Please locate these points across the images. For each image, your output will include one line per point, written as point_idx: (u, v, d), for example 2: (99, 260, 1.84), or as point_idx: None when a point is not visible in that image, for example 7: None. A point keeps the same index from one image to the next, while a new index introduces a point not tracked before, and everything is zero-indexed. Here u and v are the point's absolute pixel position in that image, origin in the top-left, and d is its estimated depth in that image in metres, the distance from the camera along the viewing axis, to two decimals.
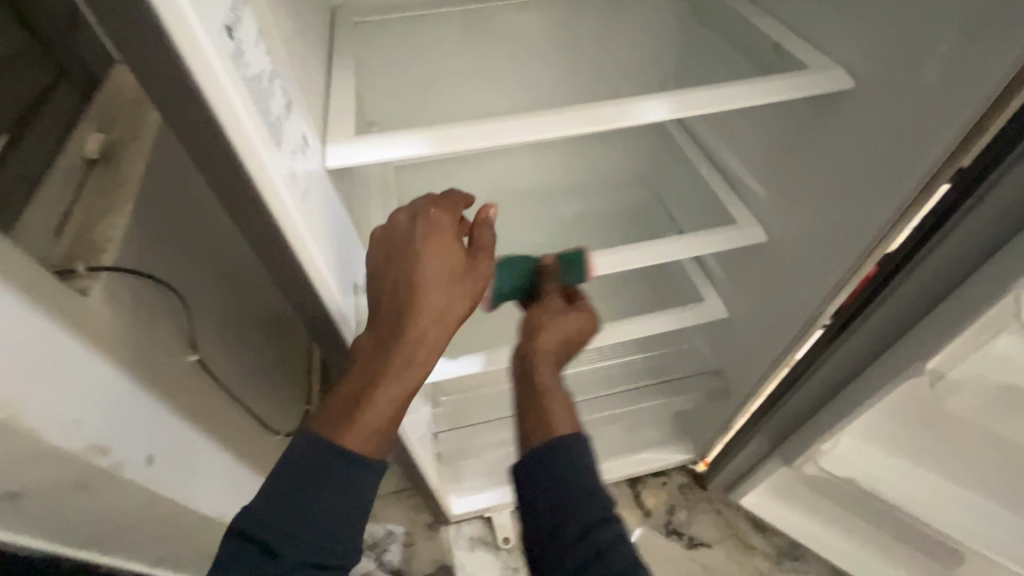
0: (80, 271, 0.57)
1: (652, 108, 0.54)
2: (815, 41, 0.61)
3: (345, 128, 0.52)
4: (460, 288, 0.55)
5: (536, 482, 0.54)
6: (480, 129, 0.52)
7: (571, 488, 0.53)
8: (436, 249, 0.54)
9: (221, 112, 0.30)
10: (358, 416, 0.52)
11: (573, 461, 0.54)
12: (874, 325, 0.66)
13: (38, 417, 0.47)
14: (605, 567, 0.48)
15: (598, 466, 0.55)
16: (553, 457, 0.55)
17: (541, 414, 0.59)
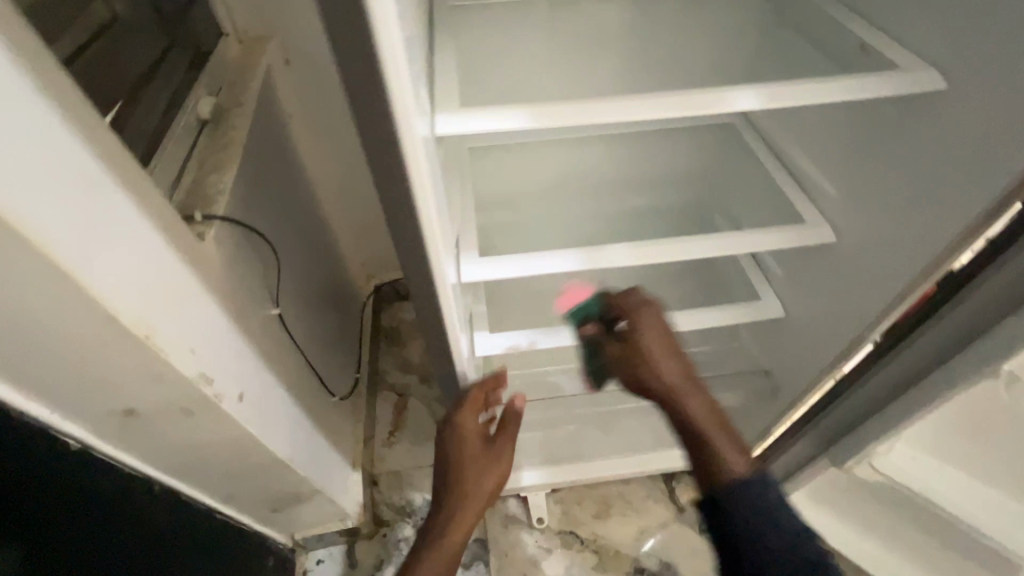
0: (197, 218, 0.63)
1: (744, 99, 0.56)
2: (904, 41, 0.62)
3: (450, 99, 0.56)
4: (485, 471, 0.82)
5: (736, 527, 0.58)
6: (579, 108, 0.55)
7: (765, 534, 0.57)
8: (469, 445, 0.80)
9: (388, 68, 0.34)
10: (422, 562, 0.82)
11: (755, 504, 0.59)
12: (943, 328, 0.67)
13: (167, 341, 0.52)
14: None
15: (784, 503, 0.59)
16: (736, 507, 0.59)
17: (710, 456, 0.64)
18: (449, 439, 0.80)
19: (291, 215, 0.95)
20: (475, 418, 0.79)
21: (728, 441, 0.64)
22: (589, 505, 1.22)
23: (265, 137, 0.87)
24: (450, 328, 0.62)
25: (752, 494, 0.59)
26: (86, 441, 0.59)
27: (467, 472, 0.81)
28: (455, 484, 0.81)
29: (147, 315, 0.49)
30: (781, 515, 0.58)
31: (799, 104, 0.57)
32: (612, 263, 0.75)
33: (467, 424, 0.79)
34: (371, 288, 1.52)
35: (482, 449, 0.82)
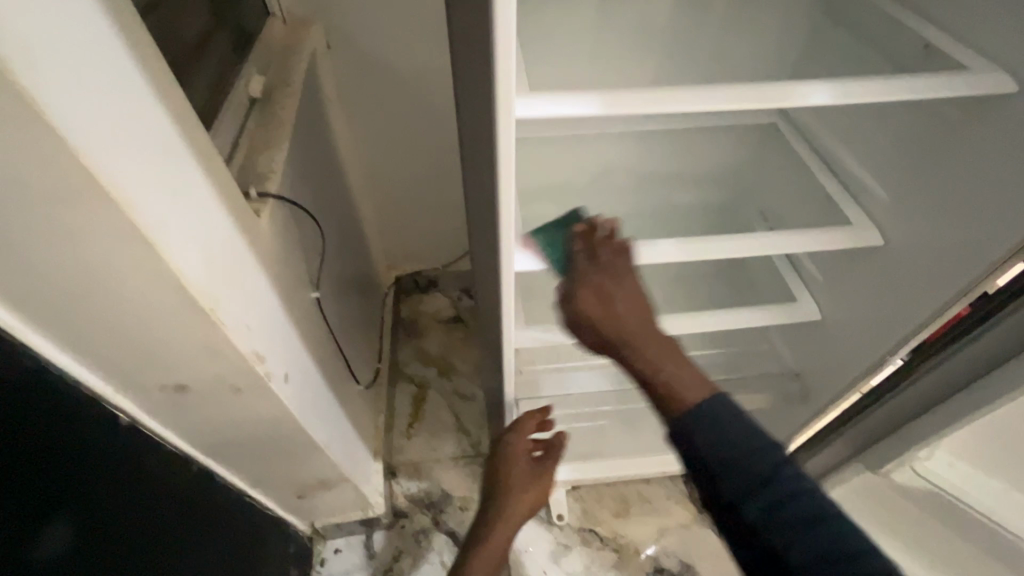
0: (253, 195, 0.62)
1: (815, 93, 0.56)
2: (972, 42, 0.62)
3: (520, 83, 0.55)
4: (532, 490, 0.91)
5: (700, 450, 0.50)
6: (648, 96, 0.54)
7: (731, 456, 0.49)
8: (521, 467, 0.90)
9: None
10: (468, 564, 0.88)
11: (710, 426, 0.50)
12: (1009, 327, 0.66)
13: (228, 315, 0.52)
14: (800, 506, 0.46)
15: (747, 420, 0.50)
16: (699, 430, 0.51)
17: (668, 389, 0.54)
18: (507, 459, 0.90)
19: (329, 199, 0.94)
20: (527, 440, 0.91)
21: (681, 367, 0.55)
22: (609, 503, 1.21)
23: (309, 119, 0.86)
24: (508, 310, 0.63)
25: (714, 424, 0.51)
26: (135, 415, 0.58)
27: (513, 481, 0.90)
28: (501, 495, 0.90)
29: (212, 288, 0.49)
30: (738, 431, 0.50)
31: (867, 101, 0.57)
32: (658, 259, 0.74)
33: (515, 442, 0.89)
34: (392, 279, 1.51)
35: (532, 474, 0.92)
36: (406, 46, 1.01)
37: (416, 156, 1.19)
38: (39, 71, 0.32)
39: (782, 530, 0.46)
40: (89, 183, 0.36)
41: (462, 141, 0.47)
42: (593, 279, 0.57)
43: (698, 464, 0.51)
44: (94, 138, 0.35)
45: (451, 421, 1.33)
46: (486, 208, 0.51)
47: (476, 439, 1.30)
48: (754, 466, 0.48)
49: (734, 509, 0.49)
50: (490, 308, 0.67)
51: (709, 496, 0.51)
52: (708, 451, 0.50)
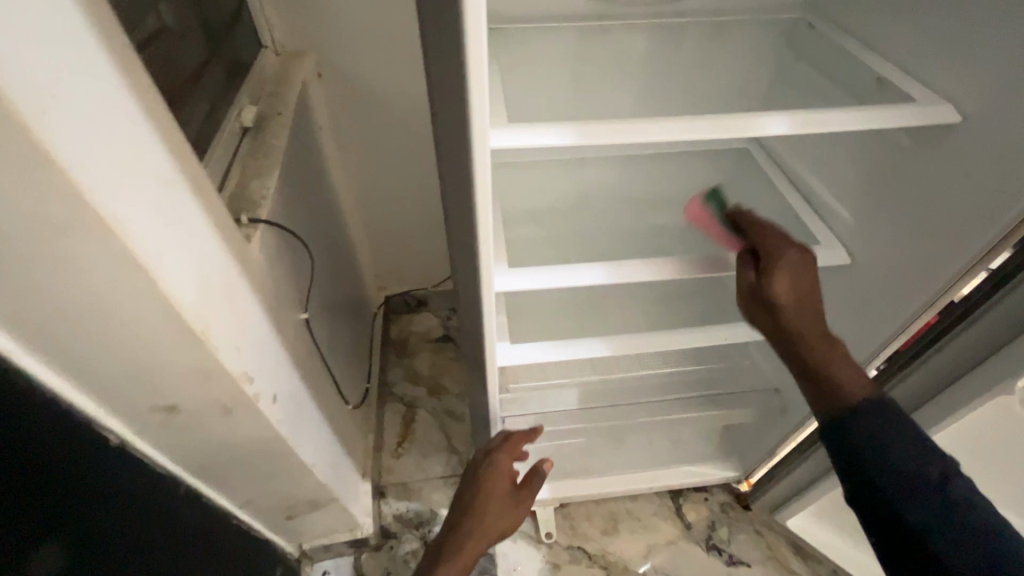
0: (244, 221, 0.65)
1: (774, 123, 0.60)
2: (920, 76, 0.66)
3: (500, 116, 0.59)
4: (508, 510, 0.84)
5: (867, 452, 0.57)
6: (620, 127, 0.58)
7: (897, 458, 0.56)
8: (502, 483, 0.85)
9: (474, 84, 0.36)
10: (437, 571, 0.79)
11: (874, 428, 0.58)
12: (968, 340, 0.69)
13: (218, 335, 0.53)
14: (975, 514, 0.52)
15: (916, 426, 0.57)
16: (867, 433, 0.58)
17: (830, 379, 0.61)
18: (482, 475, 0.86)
19: (320, 222, 0.97)
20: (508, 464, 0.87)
21: (845, 364, 0.62)
22: (597, 521, 1.22)
23: (300, 145, 0.89)
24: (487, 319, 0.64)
25: (880, 434, 0.57)
26: (123, 436, 0.59)
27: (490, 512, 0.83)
28: (473, 521, 0.82)
29: (205, 310, 0.51)
30: (918, 438, 0.56)
31: (824, 131, 0.61)
32: (635, 277, 0.77)
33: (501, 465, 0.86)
34: (382, 299, 1.53)
35: (509, 498, 0.85)
36: (395, 76, 1.05)
37: (405, 180, 1.23)
38: (48, 112, 0.34)
39: (941, 524, 0.53)
40: (89, 214, 0.38)
41: (443, 170, 0.50)
42: (800, 284, 0.61)
43: (860, 470, 0.57)
44: (93, 172, 0.38)
45: (441, 440, 1.34)
46: (470, 233, 0.54)
47: (466, 458, 1.31)
48: (924, 466, 0.55)
49: (900, 515, 0.55)
50: (475, 328, 0.69)
51: (868, 500, 0.57)
52: (874, 459, 0.57)
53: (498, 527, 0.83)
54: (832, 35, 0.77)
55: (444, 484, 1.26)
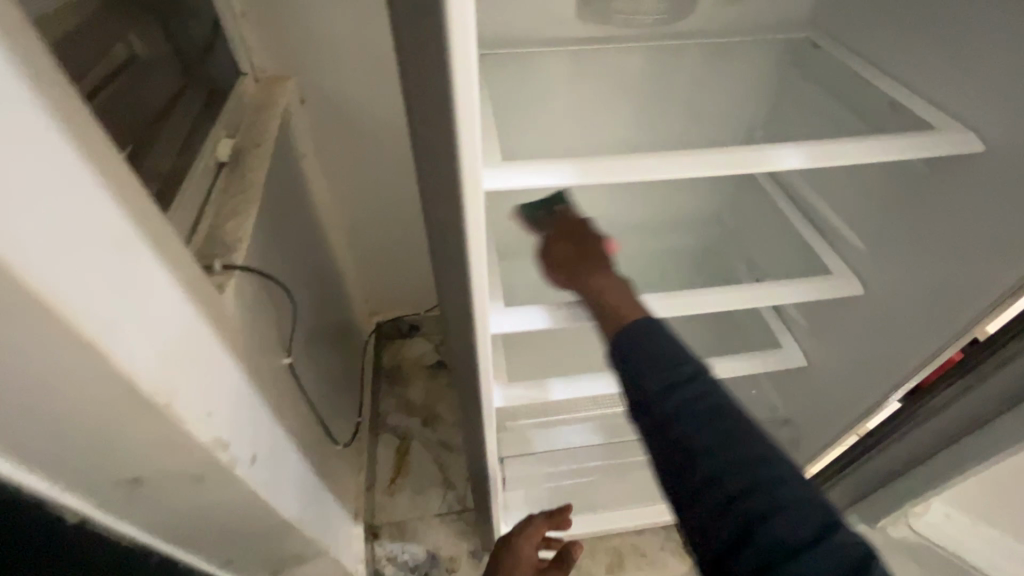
0: (217, 268, 0.59)
1: (789, 156, 0.55)
2: (937, 101, 0.63)
3: (494, 153, 0.54)
4: None
5: (641, 369, 0.50)
6: (625, 163, 0.54)
7: (674, 378, 0.48)
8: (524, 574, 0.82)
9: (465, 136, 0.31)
10: None
11: (645, 346, 0.51)
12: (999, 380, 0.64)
13: (185, 406, 0.48)
14: (740, 444, 0.44)
15: (682, 344, 0.51)
16: (638, 342, 0.51)
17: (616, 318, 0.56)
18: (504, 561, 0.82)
19: (304, 256, 0.92)
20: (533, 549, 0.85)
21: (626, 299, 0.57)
22: (602, 558, 1.17)
23: (282, 177, 0.84)
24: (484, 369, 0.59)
25: (647, 346, 0.51)
26: (86, 512, 0.53)
27: None
28: None
29: (167, 380, 0.45)
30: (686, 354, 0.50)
31: (842, 163, 0.57)
32: (640, 314, 0.72)
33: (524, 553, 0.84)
34: (374, 325, 1.48)
35: None
36: (381, 99, 1.00)
37: (395, 205, 1.18)
38: None
39: (721, 453, 0.44)
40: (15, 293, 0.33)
41: (432, 215, 0.45)
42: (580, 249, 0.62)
43: (640, 396, 0.49)
44: (22, 247, 0.33)
45: (437, 475, 1.28)
46: (462, 283, 0.49)
47: (463, 494, 1.25)
48: (677, 374, 0.48)
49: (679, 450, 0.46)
50: (470, 376, 0.64)
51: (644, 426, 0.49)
52: (647, 377, 0.49)
53: None
54: (839, 57, 0.74)
55: (441, 522, 1.20)
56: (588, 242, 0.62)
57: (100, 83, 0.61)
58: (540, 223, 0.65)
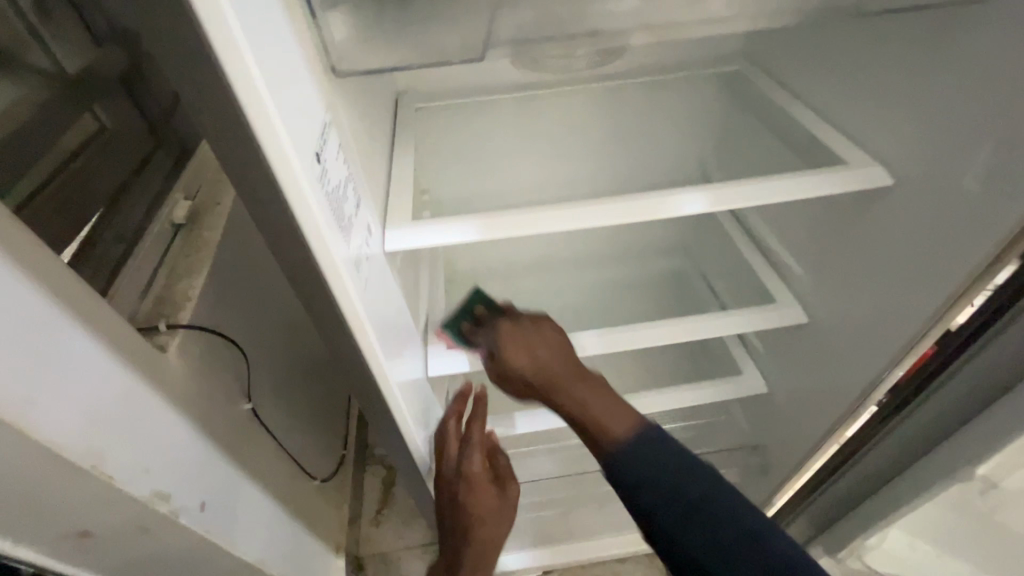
0: (161, 329, 0.64)
1: (689, 202, 0.57)
2: (851, 134, 0.63)
3: (403, 214, 0.57)
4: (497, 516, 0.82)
5: (645, 494, 0.59)
6: (525, 219, 0.56)
7: (647, 501, 0.59)
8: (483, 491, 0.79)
9: (309, 226, 0.35)
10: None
11: (632, 472, 0.60)
12: (920, 423, 0.65)
13: (117, 465, 0.52)
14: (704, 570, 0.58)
15: (671, 452, 0.60)
16: (621, 462, 0.60)
17: (545, 384, 0.65)
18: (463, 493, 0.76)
19: (269, 302, 0.96)
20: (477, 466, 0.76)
21: (592, 391, 0.64)
22: None
23: (243, 229, 0.89)
24: (402, 423, 0.60)
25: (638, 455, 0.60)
26: None
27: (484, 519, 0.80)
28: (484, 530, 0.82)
29: (95, 445, 0.49)
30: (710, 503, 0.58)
31: (747, 205, 0.58)
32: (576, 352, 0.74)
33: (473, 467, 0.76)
34: None
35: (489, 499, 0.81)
36: None
37: None
38: None
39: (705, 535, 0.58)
40: None
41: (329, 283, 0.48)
42: (511, 343, 0.66)
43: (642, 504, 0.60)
44: None
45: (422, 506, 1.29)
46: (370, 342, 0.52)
47: None
48: (666, 489, 0.59)
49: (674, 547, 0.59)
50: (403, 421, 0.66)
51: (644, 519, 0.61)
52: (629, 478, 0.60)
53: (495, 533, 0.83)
54: (765, 88, 0.74)
55: (424, 552, 1.22)
56: (518, 331, 0.67)
57: (57, 165, 0.66)
58: (473, 333, 0.71)
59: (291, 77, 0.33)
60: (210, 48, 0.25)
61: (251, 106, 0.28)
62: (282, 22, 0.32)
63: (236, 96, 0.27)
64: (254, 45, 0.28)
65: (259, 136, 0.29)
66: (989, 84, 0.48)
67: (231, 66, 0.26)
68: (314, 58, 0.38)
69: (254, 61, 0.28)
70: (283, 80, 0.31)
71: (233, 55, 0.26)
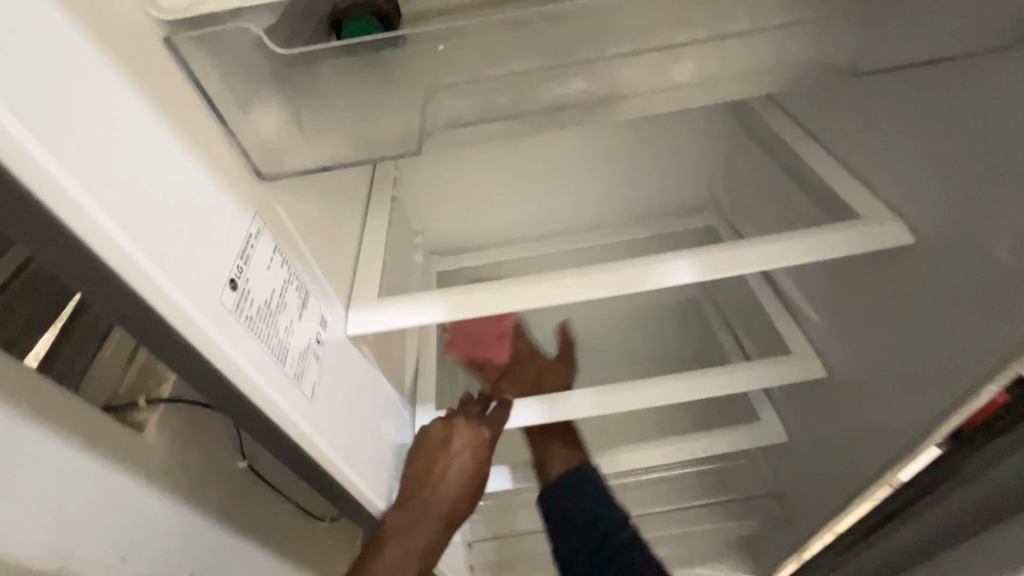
0: (140, 405, 0.64)
1: (678, 269, 0.51)
2: (864, 179, 0.56)
3: (369, 291, 0.54)
4: (463, 493, 0.64)
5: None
6: (496, 293, 0.52)
7: None
8: (463, 457, 0.64)
9: (221, 359, 0.32)
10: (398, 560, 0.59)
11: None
12: (992, 483, 0.58)
13: (90, 560, 0.51)
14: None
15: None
16: None
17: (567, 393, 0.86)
18: (442, 440, 0.65)
19: None
20: (465, 429, 0.66)
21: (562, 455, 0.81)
22: None
23: None
24: (374, 508, 0.54)
25: None
26: None
27: (442, 494, 0.62)
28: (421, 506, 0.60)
29: (63, 546, 0.49)
30: None
31: (743, 270, 0.52)
32: (571, 415, 0.69)
33: (462, 425, 0.67)
34: None
35: (473, 470, 0.65)
36: None
37: None
38: None
39: None
40: None
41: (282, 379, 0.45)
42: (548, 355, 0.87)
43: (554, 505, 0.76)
44: None
45: None
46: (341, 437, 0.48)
47: None
48: None
49: None
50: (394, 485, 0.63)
51: None
52: None
53: (444, 504, 0.62)
54: (770, 122, 0.68)
55: None
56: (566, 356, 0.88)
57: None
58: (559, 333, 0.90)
59: (181, 200, 0.30)
60: (50, 212, 0.23)
61: (115, 256, 0.25)
62: (169, 146, 0.30)
63: (96, 254, 0.24)
64: (111, 190, 0.25)
65: (134, 284, 0.26)
66: (1015, 138, 0.41)
67: (76, 222, 0.23)
68: (224, 171, 0.35)
69: (111, 206, 0.25)
70: (165, 209, 0.29)
71: (77, 210, 0.23)
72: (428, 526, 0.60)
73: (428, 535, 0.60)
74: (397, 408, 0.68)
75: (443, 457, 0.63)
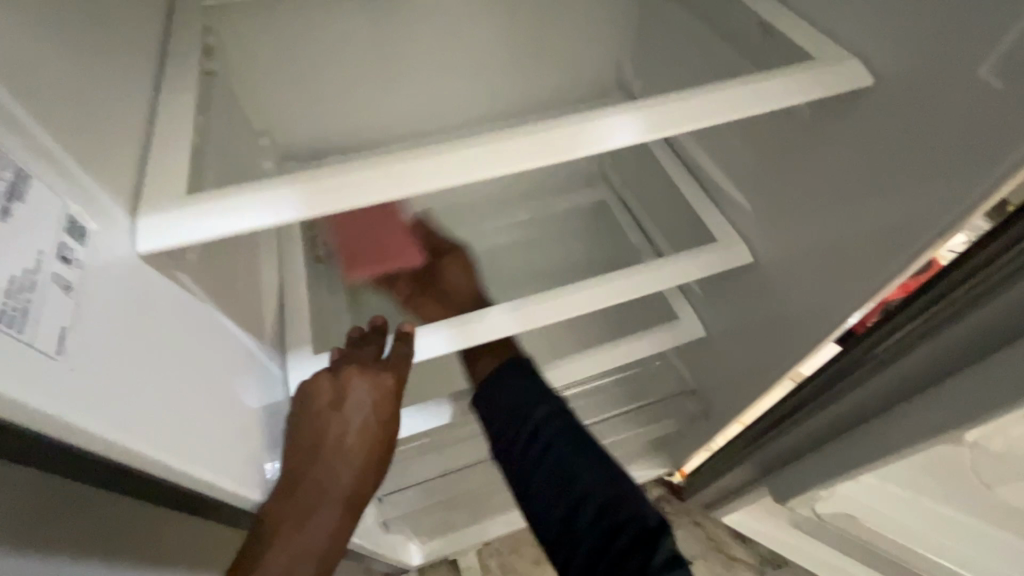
0: None
1: (618, 128, 0.39)
2: (809, 20, 0.48)
3: (172, 189, 0.35)
4: (363, 456, 0.51)
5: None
6: (373, 174, 0.36)
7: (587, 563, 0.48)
8: (355, 411, 0.51)
9: None
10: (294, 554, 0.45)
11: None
12: (898, 364, 0.51)
13: None
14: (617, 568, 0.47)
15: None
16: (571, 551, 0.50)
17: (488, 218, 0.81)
18: (326, 397, 0.51)
19: None
20: (354, 376, 0.53)
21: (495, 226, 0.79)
22: (527, 551, 1.09)
23: None
24: (241, 502, 0.39)
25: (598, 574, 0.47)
26: None
27: (332, 463, 0.49)
28: (305, 483, 0.47)
29: None
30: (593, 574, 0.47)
31: (690, 126, 0.41)
32: (487, 336, 0.57)
33: (351, 372, 0.53)
34: None
35: (373, 424, 0.52)
36: None
37: None
38: None
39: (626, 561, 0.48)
40: None
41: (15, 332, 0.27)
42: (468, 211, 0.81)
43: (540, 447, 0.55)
44: None
45: None
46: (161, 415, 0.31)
47: None
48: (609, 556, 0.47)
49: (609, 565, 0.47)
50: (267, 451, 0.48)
51: None
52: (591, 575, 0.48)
53: (339, 473, 0.49)
54: None
55: None
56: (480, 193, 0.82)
57: None
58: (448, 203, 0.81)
59: None
60: None
61: None
62: None
63: None
64: None
65: None
66: None
67: None
68: None
69: None
70: None
71: None
72: (327, 512, 0.48)
73: (327, 524, 0.47)
74: (255, 357, 0.50)
75: (328, 418, 0.50)
